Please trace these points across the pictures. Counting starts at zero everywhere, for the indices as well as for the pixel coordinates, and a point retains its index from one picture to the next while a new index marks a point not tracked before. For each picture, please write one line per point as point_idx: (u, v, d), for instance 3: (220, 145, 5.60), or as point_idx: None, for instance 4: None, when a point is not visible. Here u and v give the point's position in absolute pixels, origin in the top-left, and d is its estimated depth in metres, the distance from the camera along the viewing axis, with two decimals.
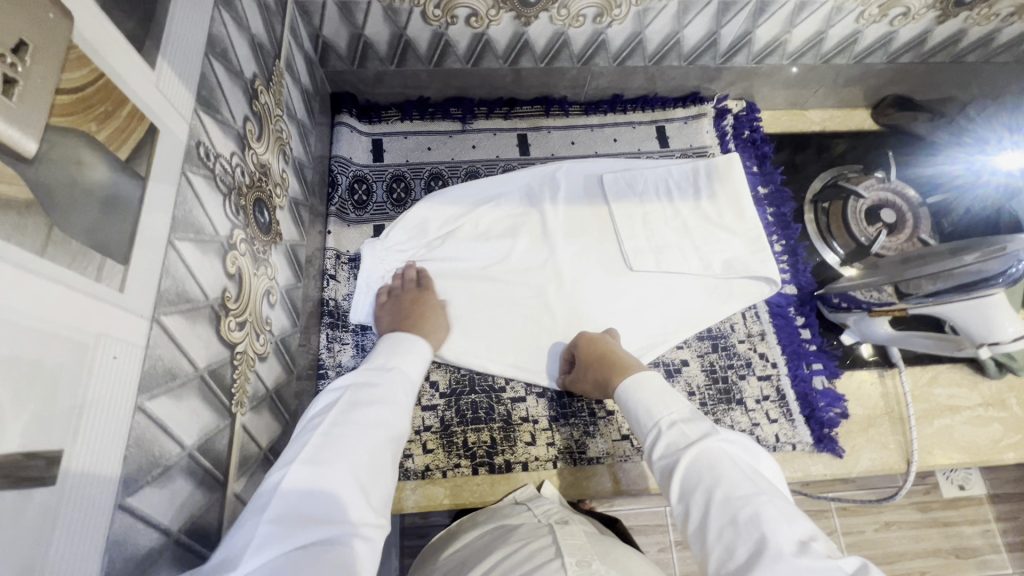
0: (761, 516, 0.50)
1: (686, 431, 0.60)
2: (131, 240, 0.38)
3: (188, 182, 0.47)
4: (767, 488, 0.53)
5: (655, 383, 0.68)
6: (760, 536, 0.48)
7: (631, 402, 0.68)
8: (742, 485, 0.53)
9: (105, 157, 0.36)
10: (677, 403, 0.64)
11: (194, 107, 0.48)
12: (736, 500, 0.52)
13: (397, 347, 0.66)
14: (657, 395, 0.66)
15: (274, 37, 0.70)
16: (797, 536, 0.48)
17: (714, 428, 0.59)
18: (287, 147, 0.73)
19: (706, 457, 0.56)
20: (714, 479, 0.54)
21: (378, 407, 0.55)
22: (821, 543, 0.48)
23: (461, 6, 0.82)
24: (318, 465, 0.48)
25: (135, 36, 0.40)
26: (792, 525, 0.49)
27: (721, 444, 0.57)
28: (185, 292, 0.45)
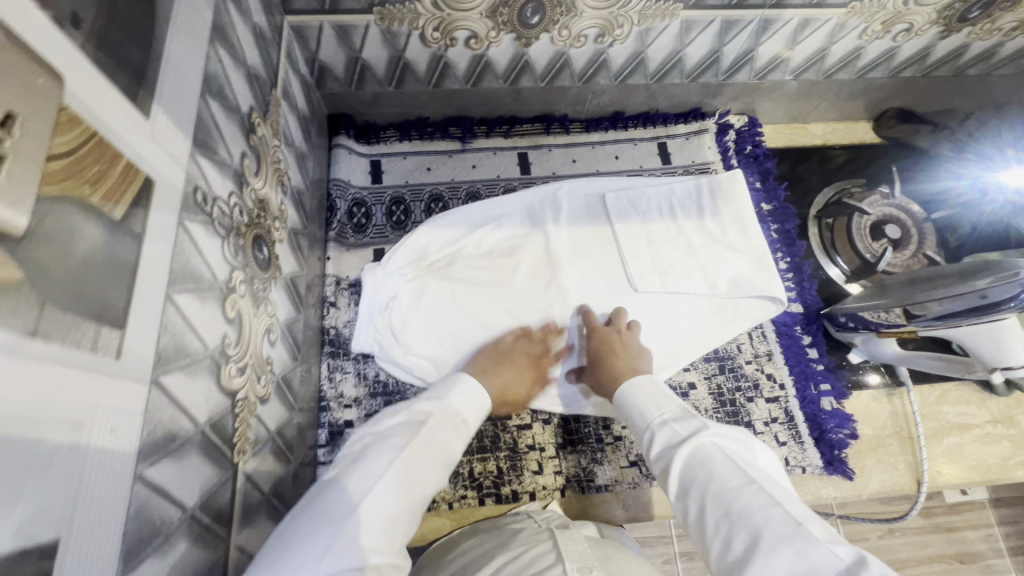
0: (753, 505, 0.51)
1: (677, 429, 0.63)
2: (127, 303, 0.36)
3: (186, 231, 0.45)
4: (759, 477, 0.55)
5: (650, 386, 0.72)
6: (753, 523, 0.50)
7: (629, 405, 0.72)
8: (734, 477, 0.55)
9: (100, 219, 0.34)
10: (669, 403, 0.67)
11: (191, 151, 0.46)
12: (730, 492, 0.54)
13: (460, 388, 0.68)
14: (652, 397, 0.69)
15: (270, 66, 0.68)
16: (789, 520, 0.49)
17: (704, 423, 0.62)
18: (285, 178, 0.71)
19: (699, 454, 0.59)
20: (707, 474, 0.56)
21: (440, 449, 0.58)
22: (814, 525, 0.49)
23: (461, 29, 0.80)
24: (387, 494, 0.50)
25: (129, 86, 0.38)
26: (783, 510, 0.50)
27: (712, 440, 0.59)
28: (184, 347, 0.44)
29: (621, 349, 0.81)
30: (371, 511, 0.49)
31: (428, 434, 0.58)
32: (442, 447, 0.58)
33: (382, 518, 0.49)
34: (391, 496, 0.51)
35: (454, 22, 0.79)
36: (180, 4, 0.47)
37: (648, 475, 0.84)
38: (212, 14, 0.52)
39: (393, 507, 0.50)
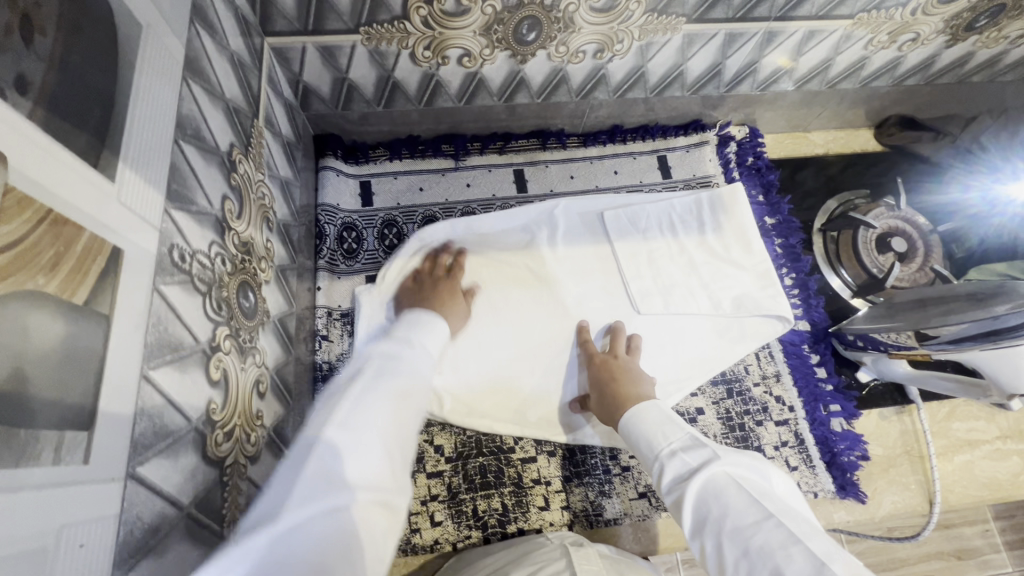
0: (772, 544, 0.45)
1: (688, 461, 0.55)
2: (95, 398, 0.32)
3: (163, 297, 0.41)
4: (777, 508, 0.48)
5: (655, 413, 0.64)
6: (774, 565, 0.43)
7: (632, 434, 0.64)
8: (749, 511, 0.48)
9: (59, 311, 0.30)
10: (676, 431, 0.60)
11: (164, 207, 0.42)
12: (746, 530, 0.47)
13: (407, 324, 0.61)
14: (658, 425, 0.62)
15: (249, 94, 0.63)
16: (813, 560, 0.42)
17: (715, 452, 0.55)
18: (270, 213, 0.67)
19: (710, 487, 0.52)
20: (721, 508, 0.49)
21: (405, 380, 0.48)
22: (842, 562, 0.42)
23: (452, 47, 0.76)
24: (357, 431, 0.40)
25: (91, 148, 0.34)
26: (806, 549, 0.43)
27: (725, 469, 0.52)
28: (165, 427, 0.40)
29: (626, 376, 0.75)
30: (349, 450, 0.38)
31: (387, 365, 0.48)
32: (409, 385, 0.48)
33: (362, 456, 0.39)
34: (364, 431, 0.40)
35: (445, 40, 0.74)
36: (150, 41, 0.42)
37: (657, 506, 0.82)
38: (184, 47, 0.48)
39: (369, 444, 0.40)
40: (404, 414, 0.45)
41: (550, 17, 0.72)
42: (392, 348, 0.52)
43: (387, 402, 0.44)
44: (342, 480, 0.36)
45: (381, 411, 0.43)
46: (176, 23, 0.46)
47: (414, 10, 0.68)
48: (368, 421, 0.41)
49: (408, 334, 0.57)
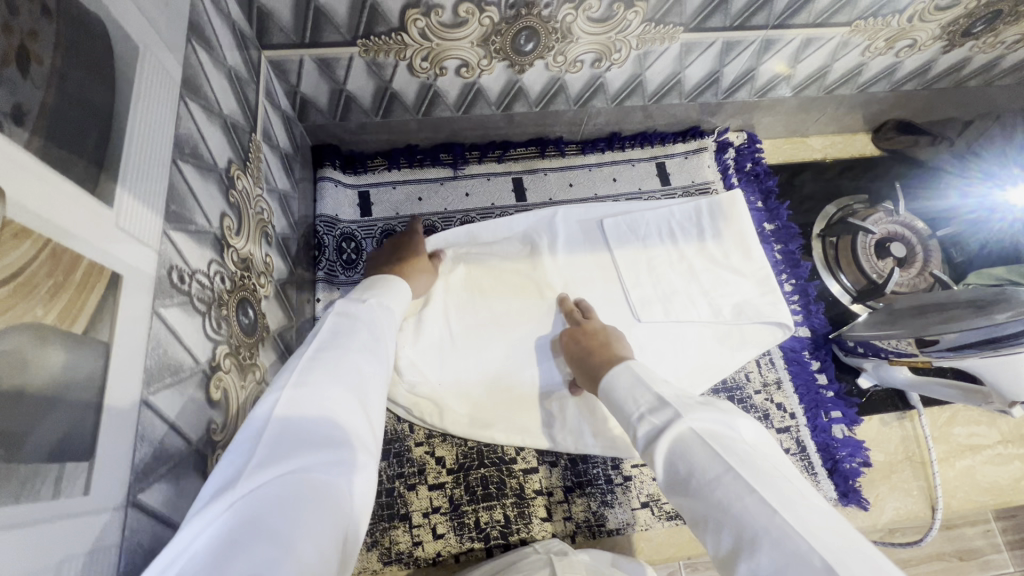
0: (730, 498, 0.46)
1: (655, 421, 0.55)
2: (95, 428, 0.32)
3: (162, 319, 0.41)
4: (738, 458, 0.48)
5: (626, 375, 0.64)
6: (733, 519, 0.45)
7: (609, 396, 0.65)
8: (711, 467, 0.49)
9: (58, 342, 0.30)
10: (645, 393, 0.60)
11: (164, 228, 0.42)
12: (708, 486, 0.48)
13: (368, 286, 0.66)
14: (629, 388, 0.62)
15: (247, 109, 0.63)
16: (767, 512, 0.44)
17: (677, 410, 0.54)
18: (269, 227, 0.67)
19: (677, 445, 0.52)
20: (685, 466, 0.50)
21: (362, 340, 0.53)
22: (797, 512, 0.43)
23: (450, 58, 0.75)
24: (314, 390, 0.44)
25: (88, 174, 0.34)
26: (762, 500, 0.45)
27: (689, 426, 0.52)
28: (165, 451, 0.40)
29: (610, 341, 0.74)
30: (313, 406, 0.43)
31: (351, 331, 0.53)
32: (365, 341, 0.53)
33: (331, 416, 0.43)
34: (325, 389, 0.45)
35: (443, 52, 0.74)
36: (147, 63, 0.41)
37: (659, 516, 0.82)
38: (181, 66, 0.47)
39: (330, 401, 0.44)
40: (363, 374, 0.49)
41: (548, 27, 0.72)
42: (351, 309, 0.57)
43: (347, 363, 0.49)
44: (301, 441, 0.40)
45: (340, 370, 0.47)
46: (172, 42, 0.46)
47: (412, 22, 0.68)
48: (327, 379, 0.46)
49: (371, 294, 0.63)
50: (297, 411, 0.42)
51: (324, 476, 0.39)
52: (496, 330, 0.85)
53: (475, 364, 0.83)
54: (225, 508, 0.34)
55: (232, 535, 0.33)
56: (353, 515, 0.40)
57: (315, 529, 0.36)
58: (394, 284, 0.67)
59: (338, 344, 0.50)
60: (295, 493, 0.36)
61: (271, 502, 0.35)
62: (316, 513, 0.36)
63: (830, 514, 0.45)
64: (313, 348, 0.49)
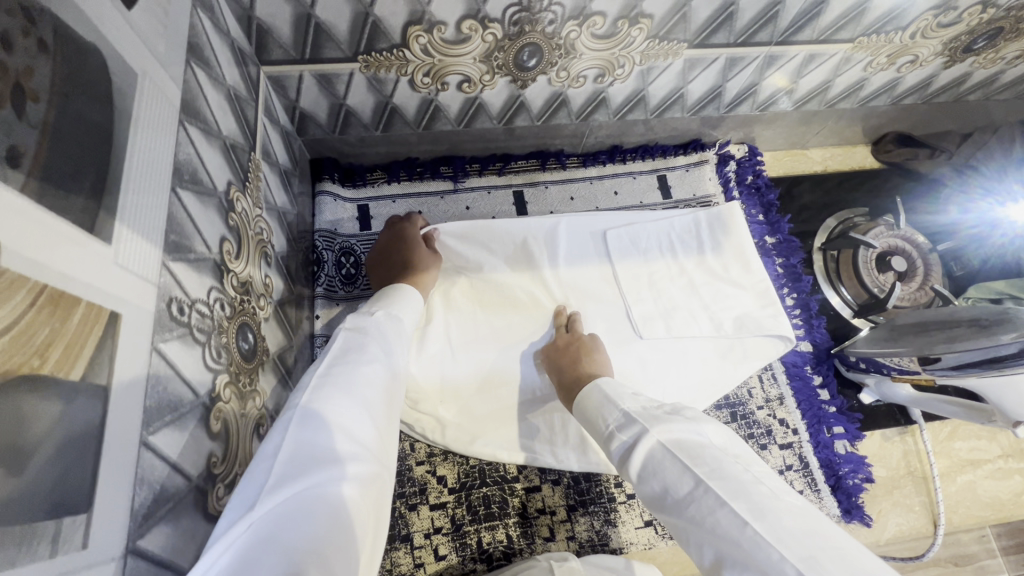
0: (703, 514, 0.46)
1: (626, 439, 0.55)
2: (94, 477, 0.31)
3: (162, 356, 0.39)
4: (707, 470, 0.48)
5: (596, 393, 0.63)
6: (710, 536, 0.45)
7: (582, 415, 0.65)
8: (682, 480, 0.49)
9: (55, 393, 0.29)
10: (612, 410, 0.59)
11: (163, 260, 0.41)
12: (684, 501, 0.48)
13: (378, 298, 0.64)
14: (598, 407, 0.62)
15: (246, 128, 0.62)
16: (738, 524, 0.44)
17: (644, 425, 0.54)
18: (268, 247, 0.65)
19: (649, 460, 0.52)
20: (659, 482, 0.50)
21: (375, 351, 0.52)
22: (768, 518, 0.43)
23: (452, 74, 0.75)
24: (329, 405, 0.43)
25: (86, 213, 0.32)
26: (733, 511, 0.44)
27: (656, 440, 0.52)
28: (166, 492, 0.38)
29: (582, 354, 0.74)
30: (326, 424, 0.42)
31: (362, 342, 0.52)
32: (376, 353, 0.52)
33: (344, 432, 0.42)
34: (339, 404, 0.44)
35: (445, 67, 0.73)
36: (146, 90, 0.40)
37: (662, 534, 0.81)
38: (181, 90, 0.46)
39: (344, 419, 0.43)
40: (375, 387, 0.48)
41: (551, 43, 0.71)
42: (361, 323, 0.55)
43: (360, 378, 0.48)
44: (315, 459, 0.39)
45: (354, 386, 0.46)
46: (171, 65, 0.45)
47: (413, 38, 0.67)
48: (341, 393, 0.45)
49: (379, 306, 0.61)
50: (313, 428, 0.41)
51: (336, 497, 0.38)
52: (492, 340, 0.84)
53: (465, 361, 0.83)
54: (242, 530, 0.34)
55: (248, 561, 0.32)
56: (363, 537, 0.40)
57: (329, 553, 0.35)
58: (405, 294, 0.66)
59: (353, 357, 0.49)
60: (308, 515, 0.36)
61: (286, 525, 0.35)
62: (329, 536, 0.36)
63: (802, 513, 0.44)
64: (326, 362, 0.48)
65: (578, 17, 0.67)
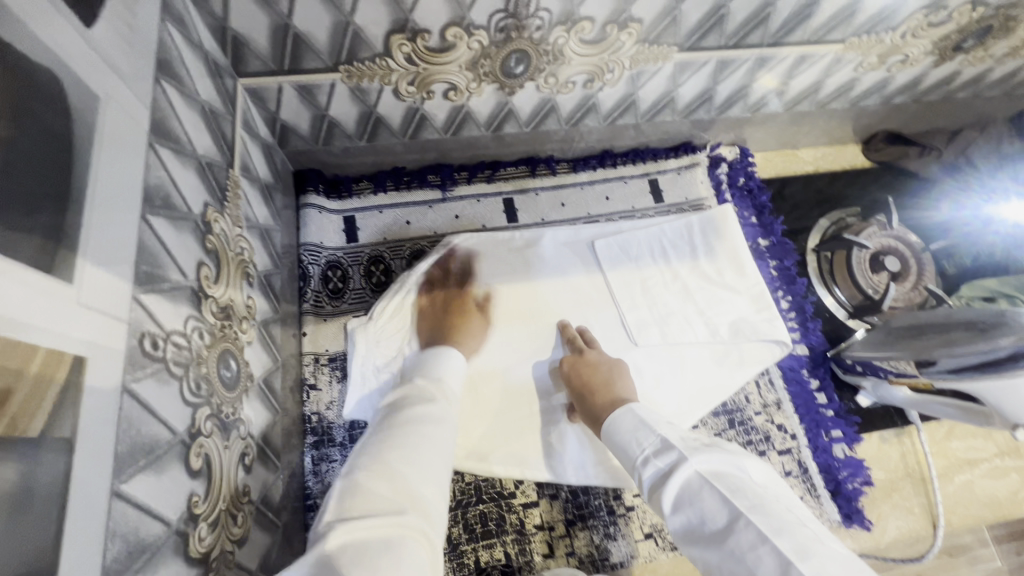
0: (743, 547, 0.45)
1: (662, 466, 0.54)
2: (57, 539, 0.29)
3: (135, 396, 0.37)
4: (749, 504, 0.47)
5: (629, 418, 0.62)
6: (750, 574, 0.44)
7: (613, 441, 0.63)
8: (721, 512, 0.47)
9: (7, 453, 0.26)
10: (648, 434, 0.58)
11: (133, 293, 0.38)
12: (721, 534, 0.47)
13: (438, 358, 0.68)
14: (632, 432, 0.60)
15: (223, 145, 0.59)
16: (782, 563, 0.43)
17: (683, 453, 0.53)
18: (250, 267, 0.63)
19: (686, 488, 0.51)
20: (697, 515, 0.49)
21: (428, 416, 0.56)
22: (813, 559, 0.42)
23: (438, 82, 0.72)
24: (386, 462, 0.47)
25: (43, 252, 0.30)
26: (776, 549, 0.43)
27: (695, 469, 0.51)
28: (142, 542, 0.36)
29: (614, 378, 0.73)
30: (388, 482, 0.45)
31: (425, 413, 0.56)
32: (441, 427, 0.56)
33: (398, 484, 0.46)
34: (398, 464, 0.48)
35: (430, 76, 0.71)
36: (111, 113, 0.38)
37: (663, 546, 0.80)
38: (149, 109, 0.44)
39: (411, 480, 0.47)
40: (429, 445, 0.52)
41: (539, 50, 0.69)
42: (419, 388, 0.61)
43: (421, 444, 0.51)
44: (369, 509, 0.42)
45: (421, 454, 0.50)
46: (139, 85, 0.42)
47: (397, 47, 0.65)
48: (404, 453, 0.49)
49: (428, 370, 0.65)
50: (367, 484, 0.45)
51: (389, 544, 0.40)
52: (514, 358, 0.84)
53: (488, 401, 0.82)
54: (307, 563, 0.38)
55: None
56: None
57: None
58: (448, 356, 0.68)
59: (411, 429, 0.53)
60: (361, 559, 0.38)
61: (355, 559, 0.38)
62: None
63: (846, 561, 0.43)
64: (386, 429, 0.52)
65: (566, 23, 0.66)
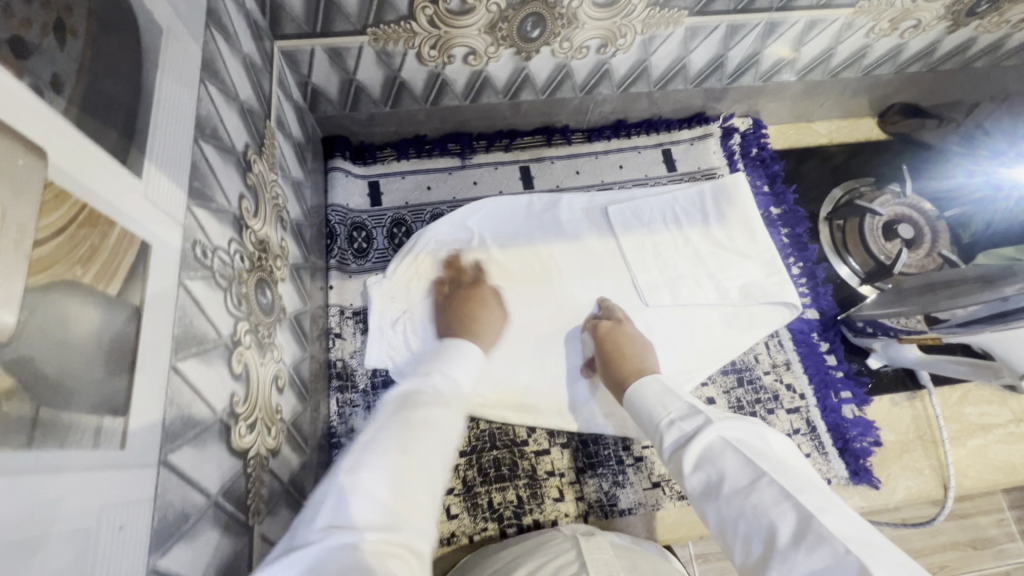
0: (765, 503, 0.46)
1: (686, 429, 0.56)
2: (129, 386, 0.33)
3: (188, 291, 0.42)
4: (772, 467, 0.48)
5: (655, 385, 0.66)
6: (769, 526, 0.45)
7: (637, 408, 0.66)
8: (744, 472, 0.49)
9: (92, 302, 0.31)
10: (675, 401, 0.61)
11: (187, 204, 0.43)
12: (742, 491, 0.48)
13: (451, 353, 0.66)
14: (659, 398, 0.63)
15: (262, 98, 0.65)
16: (802, 518, 0.44)
17: (709, 418, 0.55)
18: (283, 212, 0.68)
19: (708, 450, 0.52)
20: (718, 472, 0.50)
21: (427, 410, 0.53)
22: (832, 515, 0.43)
23: (458, 46, 0.77)
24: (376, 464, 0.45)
25: (119, 146, 0.35)
26: (797, 503, 0.45)
27: (720, 433, 0.53)
28: (193, 417, 0.41)
29: (638, 351, 0.77)
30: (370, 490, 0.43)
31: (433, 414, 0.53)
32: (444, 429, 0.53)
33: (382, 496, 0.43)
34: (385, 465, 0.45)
35: (451, 39, 0.75)
36: (170, 44, 0.43)
37: (670, 495, 0.83)
38: (201, 49, 0.49)
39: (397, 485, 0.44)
40: (426, 440, 0.50)
41: (553, 13, 0.73)
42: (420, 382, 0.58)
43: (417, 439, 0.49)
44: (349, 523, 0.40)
45: (415, 456, 0.48)
46: (193, 26, 0.48)
47: (420, 10, 0.70)
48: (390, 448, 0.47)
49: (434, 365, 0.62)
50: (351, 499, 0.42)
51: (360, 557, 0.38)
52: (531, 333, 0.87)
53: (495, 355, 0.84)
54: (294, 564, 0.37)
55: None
56: None
57: None
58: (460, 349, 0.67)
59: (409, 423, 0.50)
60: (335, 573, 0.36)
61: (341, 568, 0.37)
62: None
63: (864, 525, 0.43)
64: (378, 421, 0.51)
65: None
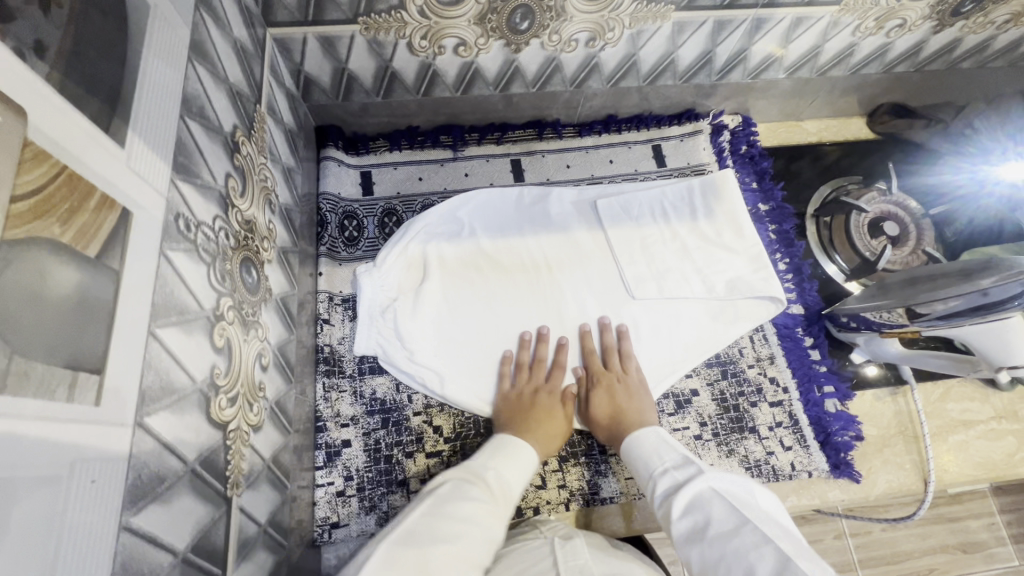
0: (746, 546, 0.48)
1: (678, 478, 0.59)
2: (106, 344, 0.35)
3: (169, 261, 0.43)
4: (757, 516, 0.50)
5: (652, 436, 0.68)
6: (748, 567, 0.46)
7: (633, 455, 0.68)
8: (729, 518, 0.51)
9: (70, 261, 0.32)
10: (670, 452, 0.64)
11: (171, 177, 0.44)
12: (725, 535, 0.50)
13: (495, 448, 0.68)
14: (654, 448, 0.66)
15: (253, 83, 0.66)
16: (780, 561, 0.45)
17: (703, 470, 0.58)
18: (272, 195, 0.69)
19: (697, 499, 0.55)
20: (704, 517, 0.53)
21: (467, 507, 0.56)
22: (809, 563, 0.45)
23: (448, 37, 0.78)
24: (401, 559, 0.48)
25: (102, 114, 0.36)
26: (777, 548, 0.46)
27: (710, 484, 0.55)
28: (171, 384, 0.42)
29: (637, 400, 0.79)
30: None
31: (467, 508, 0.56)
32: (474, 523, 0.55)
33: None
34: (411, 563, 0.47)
35: (441, 30, 0.77)
36: (157, 22, 0.44)
37: None
38: (190, 30, 0.50)
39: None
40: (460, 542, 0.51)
41: (541, 5, 0.74)
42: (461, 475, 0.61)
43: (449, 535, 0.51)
44: None
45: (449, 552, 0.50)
46: (182, 8, 0.49)
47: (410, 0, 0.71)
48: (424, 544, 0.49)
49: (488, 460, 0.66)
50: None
51: None
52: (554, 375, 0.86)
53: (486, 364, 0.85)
54: None
55: None
56: None
57: None
58: (517, 453, 0.68)
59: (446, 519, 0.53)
60: None
61: None
62: None
63: None
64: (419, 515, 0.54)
65: None
